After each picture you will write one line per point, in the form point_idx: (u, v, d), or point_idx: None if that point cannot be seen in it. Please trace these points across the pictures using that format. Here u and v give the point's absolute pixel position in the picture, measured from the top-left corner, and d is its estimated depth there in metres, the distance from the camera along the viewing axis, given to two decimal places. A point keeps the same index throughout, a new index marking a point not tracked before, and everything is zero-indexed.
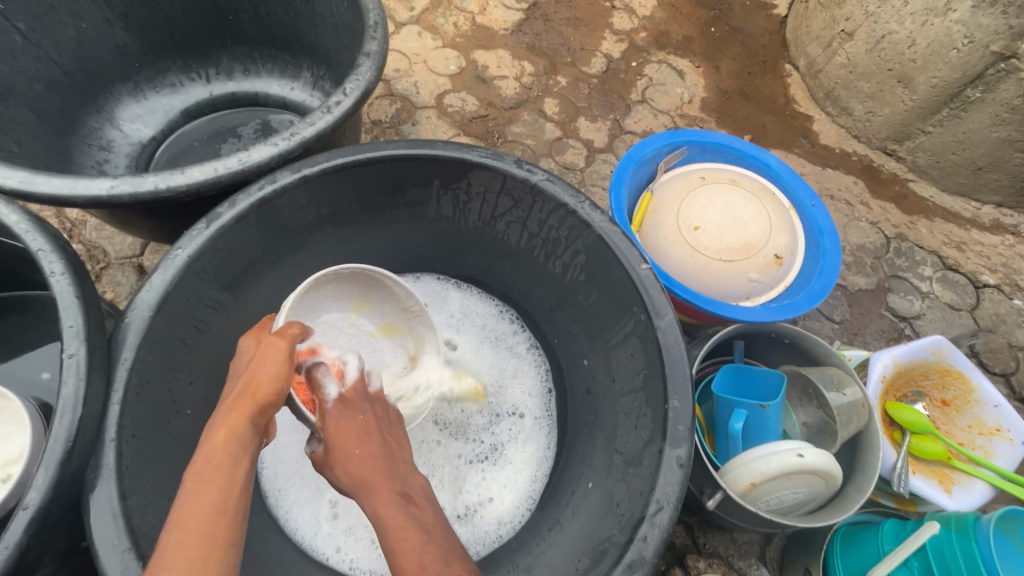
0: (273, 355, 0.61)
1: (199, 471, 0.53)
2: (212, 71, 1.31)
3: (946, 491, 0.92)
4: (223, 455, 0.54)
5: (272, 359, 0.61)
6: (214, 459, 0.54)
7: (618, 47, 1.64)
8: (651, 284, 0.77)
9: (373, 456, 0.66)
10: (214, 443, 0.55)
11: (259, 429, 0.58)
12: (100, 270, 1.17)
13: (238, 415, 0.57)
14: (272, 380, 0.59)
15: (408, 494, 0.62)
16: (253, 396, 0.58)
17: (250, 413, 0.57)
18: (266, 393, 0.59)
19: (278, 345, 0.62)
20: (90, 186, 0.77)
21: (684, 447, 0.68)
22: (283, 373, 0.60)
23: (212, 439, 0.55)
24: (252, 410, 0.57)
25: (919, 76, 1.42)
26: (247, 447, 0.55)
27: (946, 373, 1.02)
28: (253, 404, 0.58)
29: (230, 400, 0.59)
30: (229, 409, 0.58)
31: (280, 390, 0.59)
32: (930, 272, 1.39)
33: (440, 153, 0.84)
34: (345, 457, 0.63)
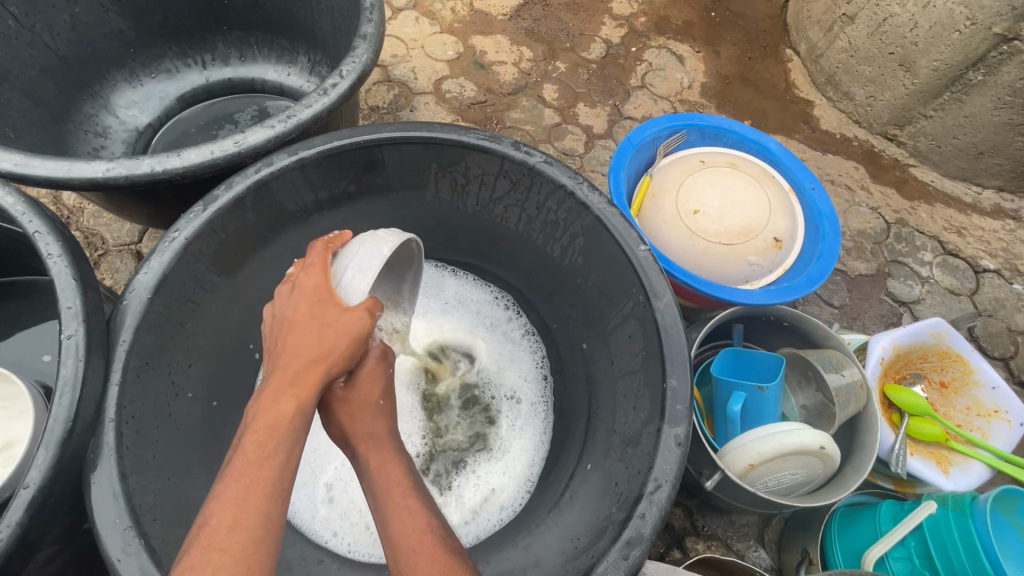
0: (350, 326, 0.61)
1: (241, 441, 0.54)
2: (208, 56, 1.30)
3: (944, 472, 0.93)
4: (289, 424, 0.55)
5: (345, 332, 0.60)
6: (272, 434, 0.54)
7: (618, 32, 1.63)
8: (650, 265, 0.77)
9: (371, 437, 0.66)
10: (280, 407, 0.56)
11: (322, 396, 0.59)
12: (98, 257, 1.17)
13: (310, 381, 0.58)
14: (343, 353, 0.60)
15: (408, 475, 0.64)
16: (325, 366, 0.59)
17: (322, 379, 0.58)
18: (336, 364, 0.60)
19: (354, 318, 0.61)
20: (86, 169, 0.77)
21: (682, 426, 0.68)
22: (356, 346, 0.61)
23: (278, 403, 0.56)
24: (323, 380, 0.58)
25: (921, 59, 1.40)
26: (307, 420, 0.57)
27: (944, 355, 1.02)
28: (322, 371, 0.59)
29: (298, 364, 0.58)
30: (297, 372, 0.58)
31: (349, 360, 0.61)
32: (930, 257, 1.39)
33: (437, 136, 0.83)
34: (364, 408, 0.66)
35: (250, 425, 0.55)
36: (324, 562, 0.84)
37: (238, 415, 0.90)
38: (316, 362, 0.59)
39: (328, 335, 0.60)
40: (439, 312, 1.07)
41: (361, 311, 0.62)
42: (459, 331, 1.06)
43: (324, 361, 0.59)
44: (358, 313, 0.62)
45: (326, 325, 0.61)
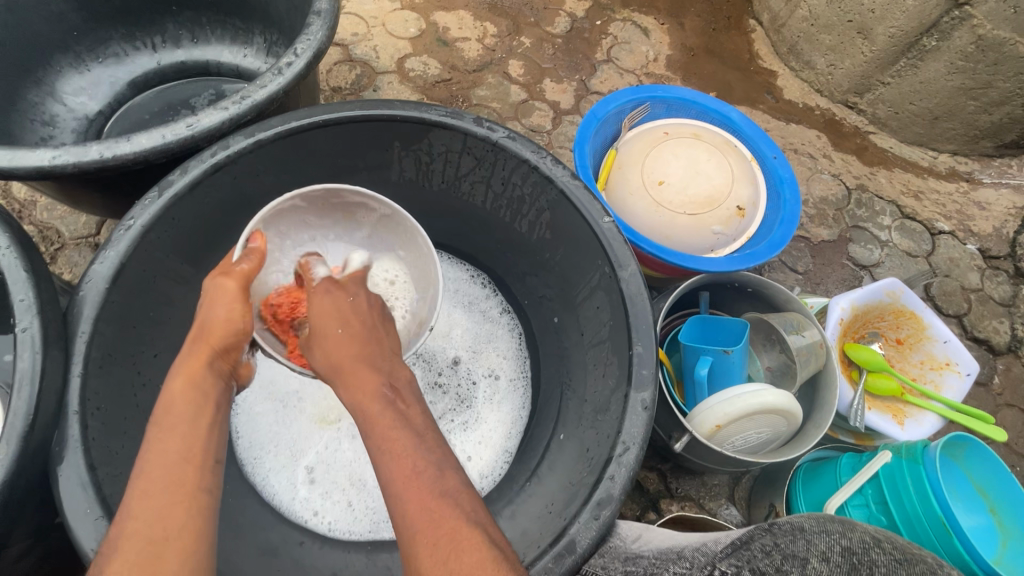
0: (221, 296, 0.63)
1: (161, 423, 0.56)
2: (159, 39, 1.25)
3: (899, 424, 0.98)
4: (186, 403, 0.57)
5: (222, 300, 0.62)
6: (174, 407, 0.56)
7: (582, 5, 1.61)
8: (614, 236, 0.78)
9: (353, 337, 0.64)
10: (174, 392, 0.58)
11: (220, 372, 0.61)
12: (54, 251, 1.13)
13: (197, 362, 0.60)
14: (225, 323, 0.61)
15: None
16: (209, 342, 0.60)
17: (209, 359, 0.60)
18: (221, 337, 0.61)
19: (224, 285, 0.63)
20: (30, 157, 0.74)
21: (648, 390, 0.70)
22: (232, 314, 0.62)
23: (171, 385, 0.58)
24: (211, 355, 0.60)
25: (878, 26, 1.43)
26: (208, 392, 0.59)
27: (900, 314, 1.07)
28: (210, 348, 0.60)
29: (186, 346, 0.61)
30: (186, 357, 0.60)
31: (235, 330, 0.62)
32: (889, 221, 1.43)
33: (397, 113, 0.82)
34: (325, 337, 0.64)
35: (150, 418, 0.56)
36: (305, 543, 0.85)
37: None
38: (198, 341, 0.61)
39: (211, 311, 0.62)
40: None
41: (231, 279, 0.63)
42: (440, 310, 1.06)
43: (206, 341, 0.60)
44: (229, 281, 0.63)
45: (203, 303, 0.63)
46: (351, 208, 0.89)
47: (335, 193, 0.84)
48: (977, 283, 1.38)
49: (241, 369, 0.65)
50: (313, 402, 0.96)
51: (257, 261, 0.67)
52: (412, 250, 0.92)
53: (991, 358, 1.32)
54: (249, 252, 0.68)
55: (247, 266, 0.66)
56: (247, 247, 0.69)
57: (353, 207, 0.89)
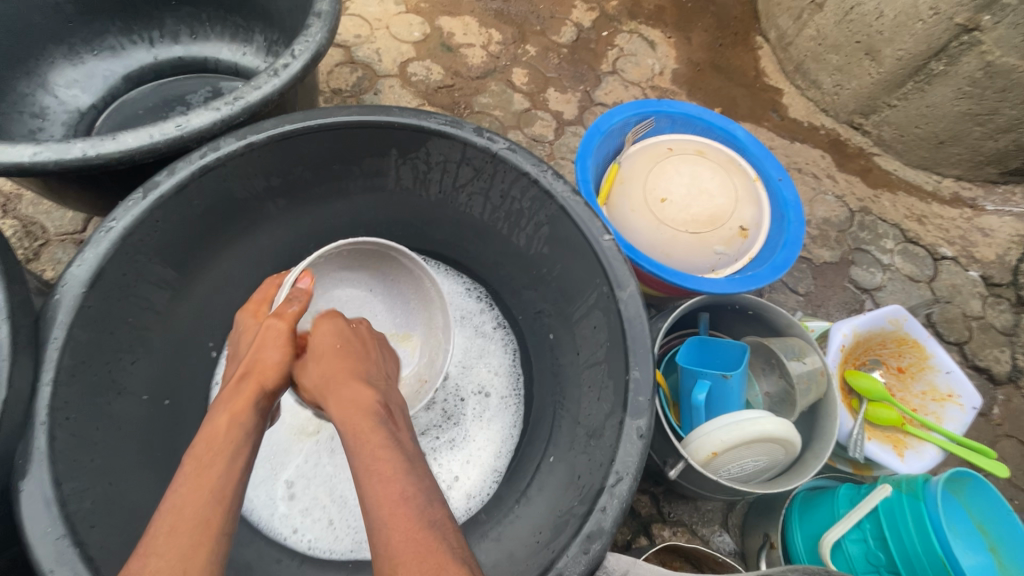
0: (273, 339, 0.72)
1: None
2: (156, 33, 1.23)
3: (899, 455, 0.95)
4: None
5: (269, 342, 0.71)
6: (216, 442, 0.59)
7: (589, 16, 1.60)
8: (614, 255, 0.75)
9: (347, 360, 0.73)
10: (219, 425, 0.61)
11: (263, 411, 0.66)
12: (38, 247, 1.10)
13: (244, 399, 0.64)
14: (275, 366, 0.70)
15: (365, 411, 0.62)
16: (259, 379, 0.67)
17: (255, 396, 0.65)
18: (269, 378, 0.68)
19: (275, 326, 0.73)
20: (10, 153, 0.71)
21: (644, 418, 0.67)
22: (283, 357, 0.70)
23: (215, 419, 0.61)
24: (260, 393, 0.66)
25: (885, 48, 1.42)
26: None
27: (902, 342, 1.05)
28: (258, 387, 0.67)
29: (235, 385, 0.66)
30: (235, 394, 0.65)
31: (282, 373, 0.70)
32: (892, 245, 1.42)
33: (395, 120, 0.79)
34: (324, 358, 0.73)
35: (190, 448, 0.58)
36: (282, 561, 0.82)
37: (190, 412, 0.87)
38: (247, 378, 0.67)
39: (260, 352, 0.71)
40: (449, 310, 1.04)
41: (283, 320, 0.73)
42: None
43: (257, 379, 0.67)
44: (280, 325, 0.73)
45: (252, 346, 0.71)
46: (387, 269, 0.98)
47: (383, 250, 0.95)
48: (979, 311, 1.37)
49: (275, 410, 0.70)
50: (291, 414, 0.93)
51: (305, 301, 0.76)
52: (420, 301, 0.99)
53: (992, 388, 1.30)
54: (293, 296, 0.76)
55: (297, 308, 0.75)
56: (296, 286, 0.77)
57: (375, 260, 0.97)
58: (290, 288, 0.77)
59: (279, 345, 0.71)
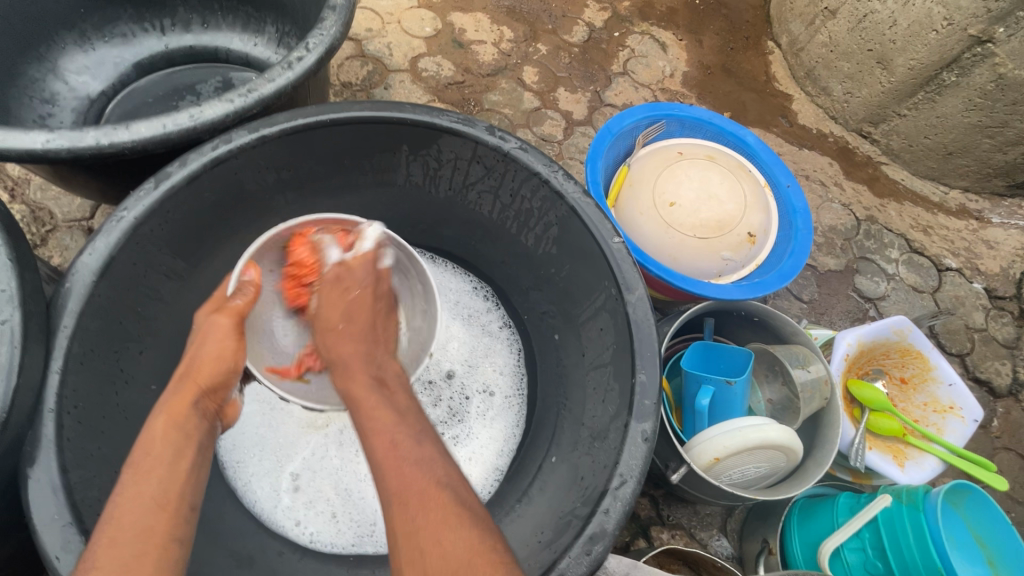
0: (214, 334, 0.67)
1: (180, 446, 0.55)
2: (168, 21, 1.22)
3: (899, 466, 0.96)
4: None
5: (213, 338, 0.66)
6: (154, 447, 0.56)
7: (601, 16, 1.59)
8: (623, 258, 0.75)
9: (353, 335, 0.72)
10: (155, 430, 0.58)
11: (203, 412, 0.62)
12: (45, 233, 1.10)
13: (182, 400, 0.61)
14: (212, 362, 0.65)
15: (375, 406, 0.63)
16: (195, 379, 0.63)
17: (193, 397, 0.62)
18: (208, 375, 0.64)
19: (217, 321, 0.68)
20: (23, 139, 0.71)
21: (650, 422, 0.67)
22: (223, 351, 0.66)
23: (153, 424, 0.58)
24: (195, 393, 0.62)
25: (898, 58, 1.41)
26: None
27: (906, 352, 1.05)
28: (196, 388, 0.63)
29: (172, 385, 0.63)
30: (173, 395, 0.62)
31: (222, 369, 0.65)
32: (897, 255, 1.42)
33: (408, 116, 0.79)
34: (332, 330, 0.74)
35: (128, 456, 0.55)
36: (284, 554, 0.83)
37: None
38: (185, 379, 0.63)
39: (202, 348, 0.66)
40: (454, 309, 1.05)
41: (225, 315, 0.68)
42: None
43: (194, 381, 0.63)
44: (226, 318, 0.68)
45: (195, 341, 0.67)
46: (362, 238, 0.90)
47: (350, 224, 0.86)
48: (981, 323, 1.37)
49: (224, 410, 0.67)
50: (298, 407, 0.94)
51: (250, 296, 0.72)
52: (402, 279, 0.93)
53: (992, 400, 1.30)
54: (241, 287, 0.73)
55: (241, 300, 0.71)
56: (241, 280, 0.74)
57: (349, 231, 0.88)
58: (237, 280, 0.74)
59: (220, 339, 0.66)
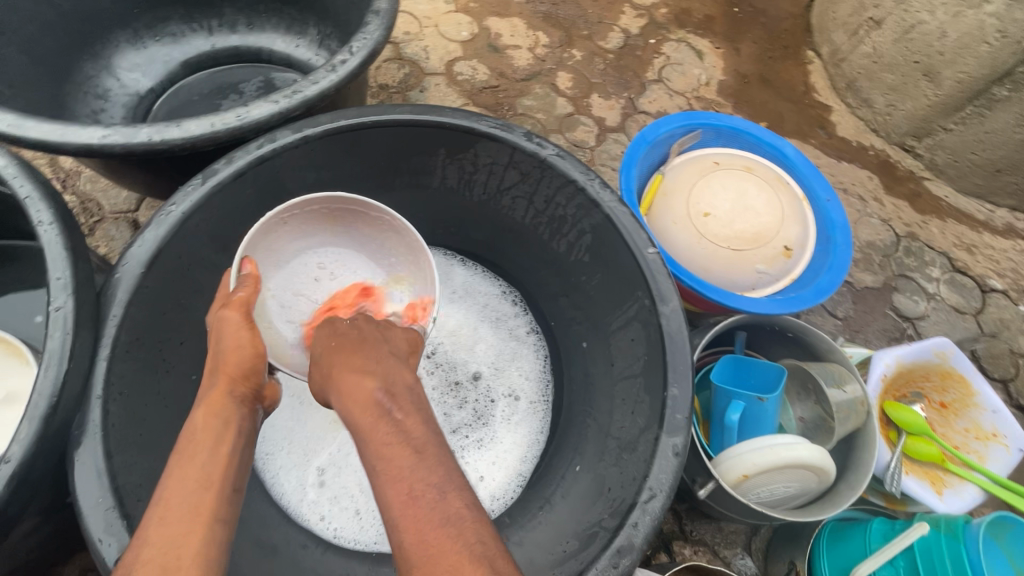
0: (228, 330, 0.64)
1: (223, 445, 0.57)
2: (215, 22, 1.26)
3: (937, 493, 0.93)
4: (205, 432, 0.58)
5: (229, 332, 0.64)
6: (197, 435, 0.57)
7: (637, 22, 1.59)
8: (658, 269, 0.74)
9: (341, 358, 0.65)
10: (197, 420, 0.59)
11: (240, 398, 0.62)
12: (93, 224, 1.14)
13: (218, 394, 0.61)
14: (237, 353, 0.63)
15: None
16: (225, 371, 0.62)
17: (227, 388, 0.62)
18: (237, 366, 0.63)
19: (227, 317, 0.65)
20: (81, 134, 0.74)
21: (680, 436, 0.66)
22: (241, 342, 0.64)
23: (195, 413, 0.59)
24: (230, 382, 0.62)
25: (946, 70, 1.37)
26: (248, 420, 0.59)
27: (947, 376, 1.01)
28: (227, 378, 0.62)
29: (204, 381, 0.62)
30: (208, 390, 0.62)
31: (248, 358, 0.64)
32: (938, 273, 1.37)
33: (447, 120, 0.80)
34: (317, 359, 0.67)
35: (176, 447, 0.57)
36: (308, 547, 0.83)
37: None
38: (215, 374, 0.63)
39: (219, 345, 0.64)
40: (480, 312, 1.06)
41: (233, 310, 0.65)
42: (467, 323, 1.04)
43: (225, 373, 0.62)
44: (236, 313, 0.65)
45: (211, 339, 0.65)
46: (353, 218, 0.84)
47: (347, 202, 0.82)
48: None
49: (263, 392, 0.67)
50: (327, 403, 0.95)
51: (253, 287, 0.69)
52: (397, 244, 0.86)
53: None
54: (243, 279, 0.69)
55: (244, 294, 0.67)
56: (240, 272, 0.71)
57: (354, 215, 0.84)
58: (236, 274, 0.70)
59: (234, 332, 0.63)
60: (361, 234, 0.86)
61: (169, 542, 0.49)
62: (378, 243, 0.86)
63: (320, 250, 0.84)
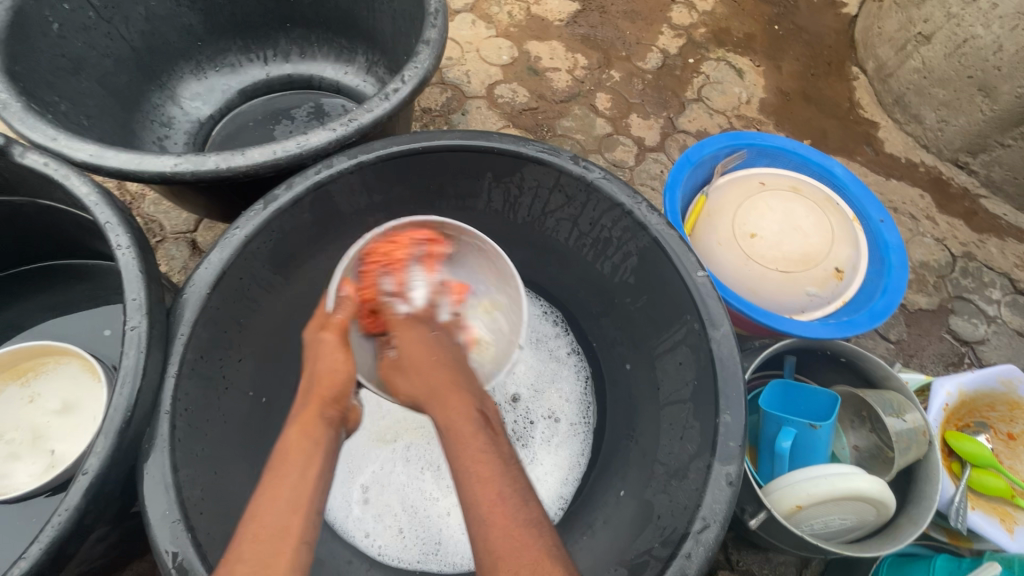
0: (326, 351, 0.71)
1: (285, 469, 0.58)
2: (270, 52, 1.33)
3: (1008, 531, 0.87)
4: (297, 451, 0.60)
5: (326, 354, 0.71)
6: (290, 455, 0.60)
7: (675, 42, 1.59)
8: (708, 292, 0.74)
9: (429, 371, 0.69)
10: (289, 439, 0.61)
11: (330, 419, 0.65)
12: (155, 243, 1.20)
13: (310, 413, 0.65)
14: (331, 374, 0.69)
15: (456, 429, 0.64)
16: (318, 391, 0.67)
17: (320, 407, 0.65)
18: (330, 386, 0.68)
19: (325, 338, 0.72)
20: (155, 162, 0.79)
21: (734, 465, 0.65)
22: (337, 364, 0.70)
23: (288, 432, 0.62)
24: (322, 404, 0.66)
25: (1003, 85, 1.32)
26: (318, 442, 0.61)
27: (1015, 406, 0.96)
28: (320, 399, 0.67)
29: (298, 402, 0.67)
30: (302, 409, 0.66)
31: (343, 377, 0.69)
32: (999, 295, 1.31)
33: (496, 146, 0.82)
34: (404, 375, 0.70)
35: (269, 467, 0.59)
36: (354, 562, 0.84)
37: (280, 410, 0.92)
38: (310, 394, 0.67)
39: (315, 365, 0.70)
40: None
41: (330, 332, 0.73)
42: None
43: (318, 394, 0.67)
44: (334, 333, 0.73)
45: (308, 360, 0.71)
46: (435, 240, 0.91)
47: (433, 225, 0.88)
48: None
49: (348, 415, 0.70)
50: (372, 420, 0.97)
51: (348, 308, 0.76)
52: (488, 272, 0.93)
53: None
54: (342, 300, 0.77)
55: (342, 316, 0.75)
56: (338, 294, 0.78)
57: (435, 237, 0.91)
58: (335, 295, 0.78)
59: (332, 353, 0.70)
60: (439, 255, 0.93)
61: (232, 554, 0.51)
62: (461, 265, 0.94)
63: (399, 269, 0.92)
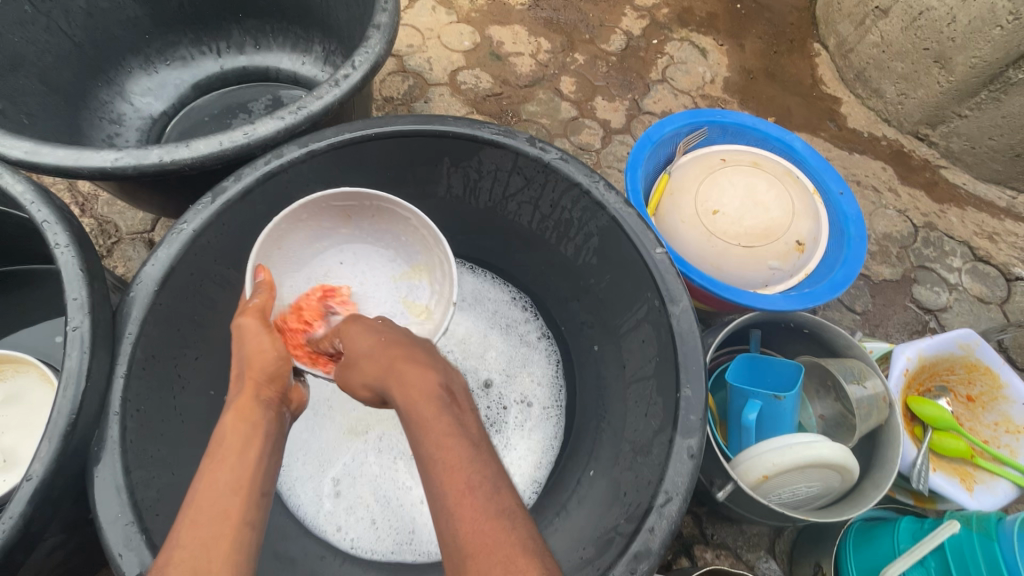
0: (248, 335, 0.68)
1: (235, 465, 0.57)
2: (223, 44, 1.29)
3: (968, 490, 0.89)
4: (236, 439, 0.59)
5: (251, 337, 0.68)
6: (226, 440, 0.59)
7: (638, 24, 1.58)
8: (667, 268, 0.74)
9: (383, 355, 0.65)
10: (226, 426, 0.61)
11: (266, 402, 0.64)
12: (111, 245, 1.17)
13: (245, 398, 0.63)
14: (260, 356, 0.67)
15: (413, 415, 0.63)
16: (250, 376, 0.65)
17: (253, 392, 0.64)
18: (262, 370, 0.66)
19: (244, 324, 0.68)
20: (95, 158, 0.76)
21: (695, 437, 0.65)
22: (262, 345, 0.67)
23: (225, 420, 0.61)
24: (254, 388, 0.65)
25: (958, 56, 1.34)
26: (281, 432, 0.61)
27: (973, 368, 0.98)
28: (253, 382, 0.65)
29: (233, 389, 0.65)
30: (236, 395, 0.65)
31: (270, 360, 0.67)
32: (960, 263, 1.33)
33: (450, 129, 0.80)
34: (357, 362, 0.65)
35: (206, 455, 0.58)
36: (326, 558, 0.83)
37: None
38: (242, 379, 0.66)
39: (242, 350, 0.68)
40: (489, 318, 1.05)
41: (249, 315, 0.69)
42: (477, 330, 1.04)
43: (250, 378, 0.65)
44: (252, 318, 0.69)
45: (235, 347, 0.69)
46: (370, 216, 0.88)
47: (361, 197, 0.84)
48: None
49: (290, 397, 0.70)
50: (341, 414, 0.96)
51: (268, 292, 0.72)
52: (416, 240, 0.89)
53: None
54: (258, 287, 0.73)
55: (259, 299, 0.71)
56: (256, 279, 0.74)
57: (362, 210, 0.87)
58: (252, 282, 0.74)
59: (256, 336, 0.67)
60: (379, 230, 0.90)
61: (180, 550, 0.49)
62: (391, 235, 0.90)
63: (339, 249, 0.90)
